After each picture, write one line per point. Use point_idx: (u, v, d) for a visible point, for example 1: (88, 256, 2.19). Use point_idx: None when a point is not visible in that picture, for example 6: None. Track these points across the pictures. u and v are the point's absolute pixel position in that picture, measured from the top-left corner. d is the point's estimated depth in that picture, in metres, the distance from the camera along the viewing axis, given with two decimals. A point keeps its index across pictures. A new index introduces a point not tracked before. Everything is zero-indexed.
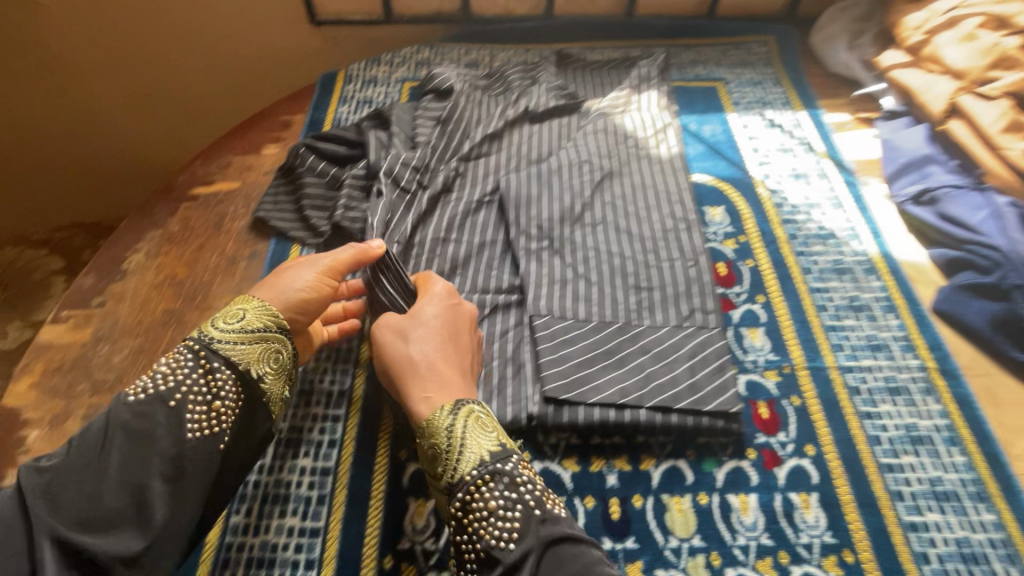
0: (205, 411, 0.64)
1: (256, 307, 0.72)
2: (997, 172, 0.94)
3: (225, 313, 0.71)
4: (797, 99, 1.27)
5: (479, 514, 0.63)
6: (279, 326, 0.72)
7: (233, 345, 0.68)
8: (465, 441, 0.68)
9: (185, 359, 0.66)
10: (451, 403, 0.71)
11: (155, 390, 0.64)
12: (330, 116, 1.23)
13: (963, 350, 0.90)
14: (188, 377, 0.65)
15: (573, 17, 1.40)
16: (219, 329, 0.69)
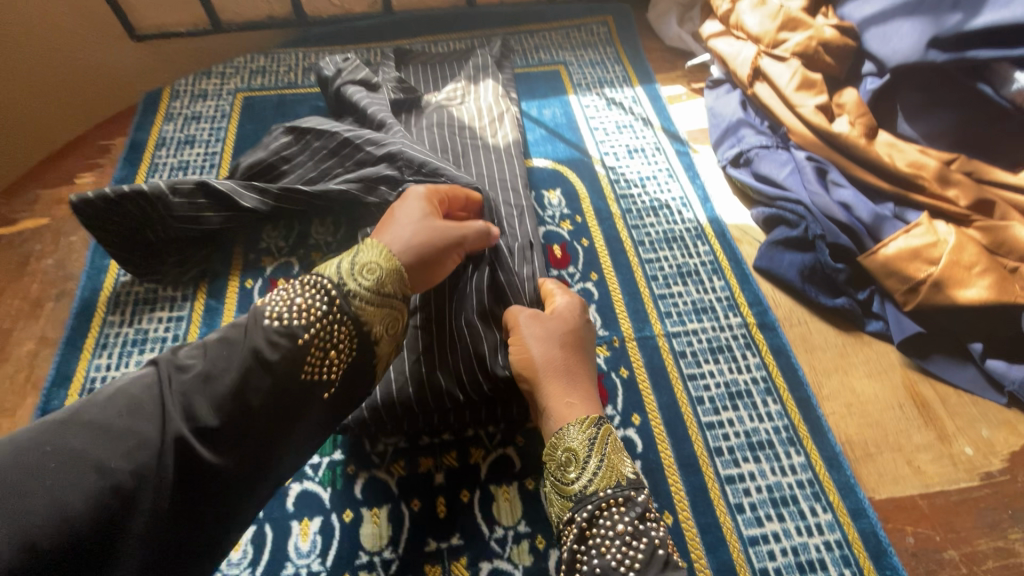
0: (321, 358, 0.55)
1: (389, 267, 0.62)
2: (797, 130, 0.98)
3: (362, 263, 0.61)
4: (635, 74, 1.30)
5: (603, 533, 0.58)
6: (401, 288, 0.63)
7: (365, 303, 0.59)
8: (605, 459, 0.62)
9: (319, 301, 0.56)
10: (593, 419, 0.66)
11: (291, 322, 0.54)
12: (154, 136, 1.16)
13: (781, 303, 0.94)
14: (322, 321, 0.55)
15: (414, 12, 1.38)
16: (355, 282, 0.59)
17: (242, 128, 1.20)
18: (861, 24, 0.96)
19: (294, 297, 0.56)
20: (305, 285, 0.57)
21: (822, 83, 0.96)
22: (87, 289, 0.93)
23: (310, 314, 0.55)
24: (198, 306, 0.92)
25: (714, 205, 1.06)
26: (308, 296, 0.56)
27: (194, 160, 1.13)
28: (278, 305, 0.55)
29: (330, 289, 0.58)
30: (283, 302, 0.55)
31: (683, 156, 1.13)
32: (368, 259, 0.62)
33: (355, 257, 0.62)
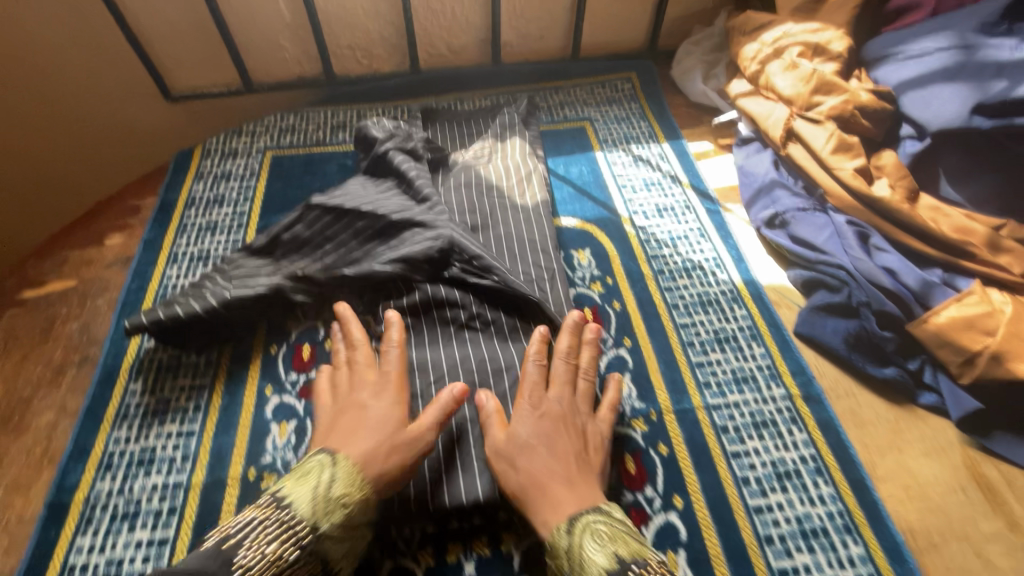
0: None
1: (361, 502, 0.66)
2: (835, 192, 0.95)
3: (331, 497, 0.65)
4: (660, 130, 1.30)
5: None
6: (367, 521, 0.67)
7: (334, 545, 0.64)
8: (580, 561, 0.62)
9: (290, 545, 0.62)
10: (566, 521, 0.65)
11: (259, 562, 0.60)
12: (184, 196, 1.18)
13: (826, 372, 0.89)
14: (286, 568, 0.61)
15: (439, 71, 1.41)
16: (328, 525, 0.64)
17: (271, 186, 1.21)
18: (898, 87, 0.94)
19: (263, 515, 0.63)
20: (278, 522, 0.63)
21: (858, 146, 0.94)
22: (110, 356, 0.91)
23: (274, 560, 0.61)
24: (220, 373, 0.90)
25: (748, 266, 1.03)
26: (266, 526, 0.62)
27: (222, 220, 1.14)
28: (243, 550, 0.60)
29: (303, 530, 0.63)
30: (248, 531, 0.62)
31: (715, 215, 1.11)
32: (334, 490, 0.66)
33: (319, 482, 0.66)
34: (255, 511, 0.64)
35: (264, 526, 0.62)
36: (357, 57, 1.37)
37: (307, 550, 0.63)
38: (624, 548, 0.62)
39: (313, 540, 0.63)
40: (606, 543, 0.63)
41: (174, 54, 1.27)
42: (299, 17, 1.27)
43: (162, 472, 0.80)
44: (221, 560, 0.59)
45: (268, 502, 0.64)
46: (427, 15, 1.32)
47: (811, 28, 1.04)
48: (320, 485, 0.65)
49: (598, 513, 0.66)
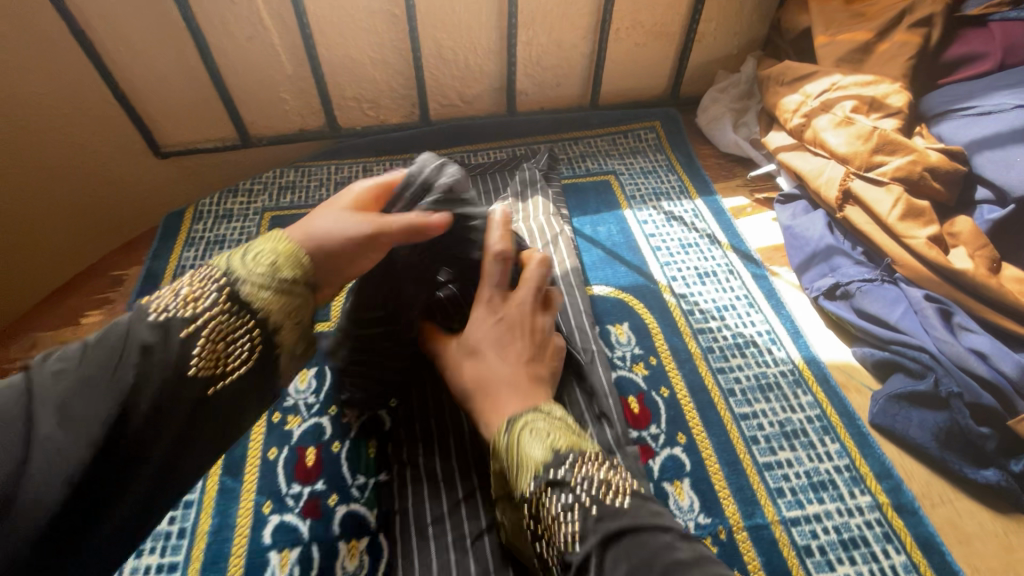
0: (212, 350, 0.50)
1: (289, 257, 0.57)
2: (905, 262, 0.85)
3: (255, 253, 0.57)
4: (691, 184, 1.20)
5: (549, 518, 0.55)
6: (298, 264, 0.57)
7: (256, 293, 0.54)
8: (515, 460, 0.59)
9: (207, 291, 0.52)
10: (507, 421, 0.62)
11: (179, 313, 0.50)
12: (172, 265, 1.06)
13: (915, 474, 0.77)
14: (209, 309, 0.51)
15: (449, 122, 1.32)
16: (244, 268, 0.55)
17: None
18: (969, 146, 0.86)
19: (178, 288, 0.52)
20: (195, 276, 0.53)
21: (930, 211, 0.85)
22: None
23: (219, 360, 0.50)
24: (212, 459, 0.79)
25: (808, 342, 0.92)
26: (198, 298, 0.52)
27: None
28: (157, 307, 0.50)
29: (219, 277, 0.54)
30: (168, 296, 0.51)
31: (763, 281, 1.00)
32: (266, 251, 0.57)
33: (249, 253, 0.57)
34: (172, 286, 0.52)
35: (202, 292, 0.52)
36: (363, 109, 1.28)
37: (255, 339, 0.53)
38: (553, 440, 0.59)
39: (263, 322, 0.54)
40: (546, 436, 0.59)
41: (165, 108, 1.17)
42: (302, 68, 1.18)
43: (156, 553, 0.71)
44: (133, 321, 0.49)
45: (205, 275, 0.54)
46: (438, 64, 1.23)
47: (862, 80, 0.96)
48: (240, 251, 0.57)
49: (537, 412, 0.63)
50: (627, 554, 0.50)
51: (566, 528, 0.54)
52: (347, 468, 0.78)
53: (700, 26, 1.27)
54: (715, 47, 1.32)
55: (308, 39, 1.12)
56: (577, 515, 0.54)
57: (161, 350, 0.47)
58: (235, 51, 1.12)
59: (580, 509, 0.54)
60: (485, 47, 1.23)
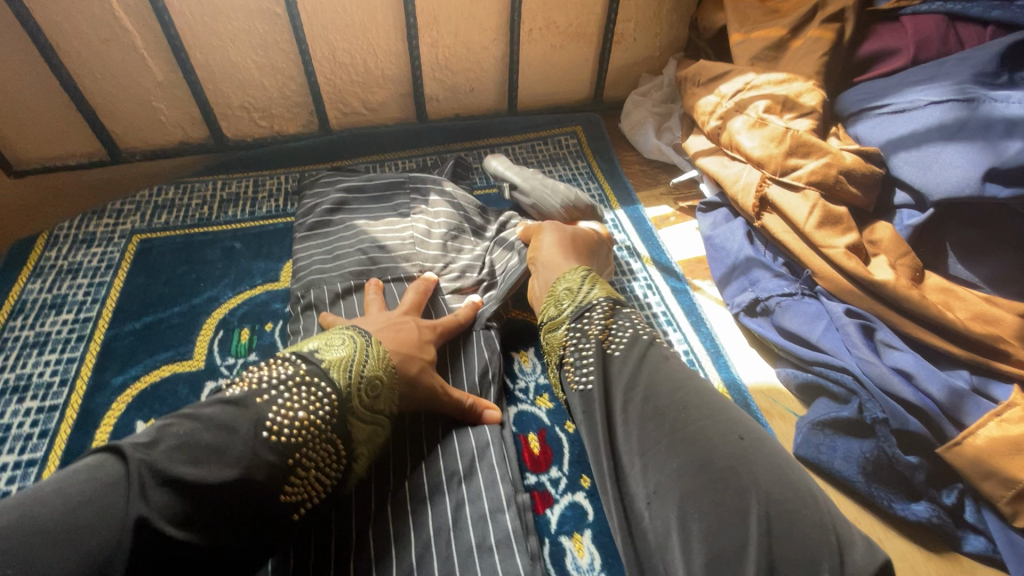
0: (306, 480, 0.52)
1: (389, 387, 0.61)
2: (826, 274, 0.78)
3: (367, 375, 0.60)
4: (613, 193, 1.12)
5: (598, 326, 0.66)
6: (388, 369, 0.62)
7: (361, 421, 0.58)
8: (592, 290, 0.72)
9: (314, 390, 0.56)
10: (580, 269, 0.77)
11: (279, 420, 0.52)
12: (11, 300, 0.91)
13: (845, 512, 0.69)
14: (304, 408, 0.54)
15: (354, 130, 1.21)
16: (357, 395, 0.58)
17: (132, 281, 0.95)
18: (886, 147, 0.79)
19: (273, 366, 0.57)
20: (297, 382, 0.56)
21: (847, 218, 0.78)
22: None
23: (312, 482, 0.52)
24: (66, 421, 0.77)
25: (729, 363, 0.83)
26: (302, 395, 0.55)
27: (57, 332, 0.87)
28: (273, 411, 0.52)
29: (329, 397, 0.56)
30: (269, 379, 0.56)
31: (683, 296, 0.92)
32: (366, 368, 0.60)
33: (349, 358, 0.60)
34: (269, 372, 0.56)
35: (308, 390, 0.56)
36: (253, 118, 1.15)
37: (325, 426, 0.55)
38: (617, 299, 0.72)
39: (348, 401, 0.57)
40: (608, 291, 0.72)
41: (13, 122, 1.02)
42: (175, 75, 1.05)
43: None
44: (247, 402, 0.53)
45: (298, 364, 0.58)
46: (334, 70, 1.12)
47: (775, 78, 0.89)
48: (354, 355, 0.60)
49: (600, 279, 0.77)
50: (654, 366, 0.59)
51: (606, 342, 0.64)
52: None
53: (617, 27, 1.20)
54: (636, 50, 1.25)
55: (175, 41, 0.98)
56: (615, 338, 0.64)
57: (284, 465, 0.51)
58: (90, 56, 0.98)
59: (607, 334, 0.65)
60: (386, 50, 1.12)
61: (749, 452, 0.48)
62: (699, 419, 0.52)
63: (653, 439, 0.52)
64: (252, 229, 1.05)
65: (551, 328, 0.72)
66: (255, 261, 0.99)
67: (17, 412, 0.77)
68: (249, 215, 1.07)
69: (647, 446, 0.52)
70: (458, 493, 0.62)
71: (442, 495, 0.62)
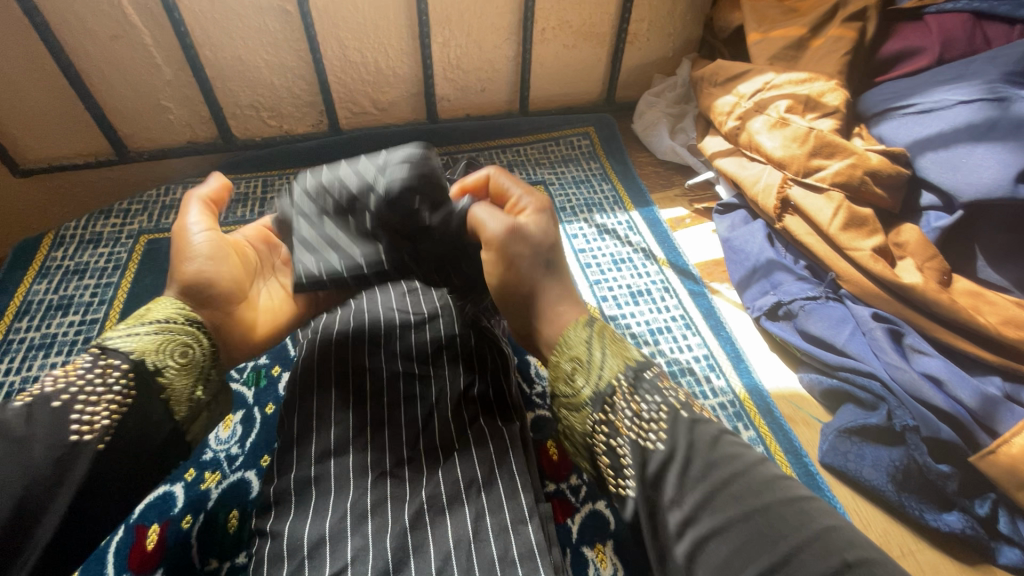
0: (88, 421, 0.51)
1: (187, 334, 0.59)
2: (851, 277, 0.76)
3: (158, 319, 0.59)
4: (627, 194, 1.10)
5: (624, 410, 0.54)
6: (188, 318, 0.60)
7: (136, 344, 0.56)
8: (607, 353, 0.58)
9: (81, 360, 0.53)
10: (584, 319, 0.62)
11: (43, 391, 0.51)
12: (16, 301, 0.89)
13: (873, 523, 0.67)
14: (82, 375, 0.52)
15: (364, 130, 1.19)
16: (112, 337, 0.56)
17: (139, 283, 0.93)
18: (912, 147, 0.77)
19: (62, 370, 0.53)
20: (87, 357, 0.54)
21: (873, 220, 0.76)
22: None
23: (103, 426, 0.51)
24: None
25: (750, 368, 0.81)
26: (105, 382, 0.53)
27: (64, 334, 0.85)
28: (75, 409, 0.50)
29: (103, 358, 0.54)
30: (57, 383, 0.51)
31: (701, 299, 0.90)
32: (170, 321, 0.59)
33: (157, 317, 0.59)
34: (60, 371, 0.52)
35: (109, 377, 0.53)
36: (262, 117, 1.14)
37: (135, 407, 0.54)
38: (637, 357, 0.59)
39: (144, 368, 0.55)
40: (622, 352, 0.59)
41: (19, 121, 1.00)
42: (184, 73, 1.03)
43: None
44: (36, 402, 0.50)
45: (93, 355, 0.54)
46: (344, 69, 1.11)
47: (796, 78, 0.88)
48: (176, 316, 0.60)
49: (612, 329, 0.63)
50: (702, 452, 0.49)
51: (641, 430, 0.52)
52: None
53: (631, 27, 1.18)
54: (649, 50, 1.24)
55: (185, 39, 0.97)
56: (651, 423, 0.52)
57: (80, 438, 0.50)
58: (98, 53, 0.97)
59: (641, 422, 0.52)
60: (397, 49, 1.11)
61: (847, 549, 0.40)
62: (774, 516, 0.43)
63: (725, 541, 0.43)
64: None
65: (570, 409, 0.58)
66: None
67: None
68: (258, 215, 1.06)
69: (718, 559, 0.43)
70: (478, 504, 0.60)
71: (461, 505, 0.59)
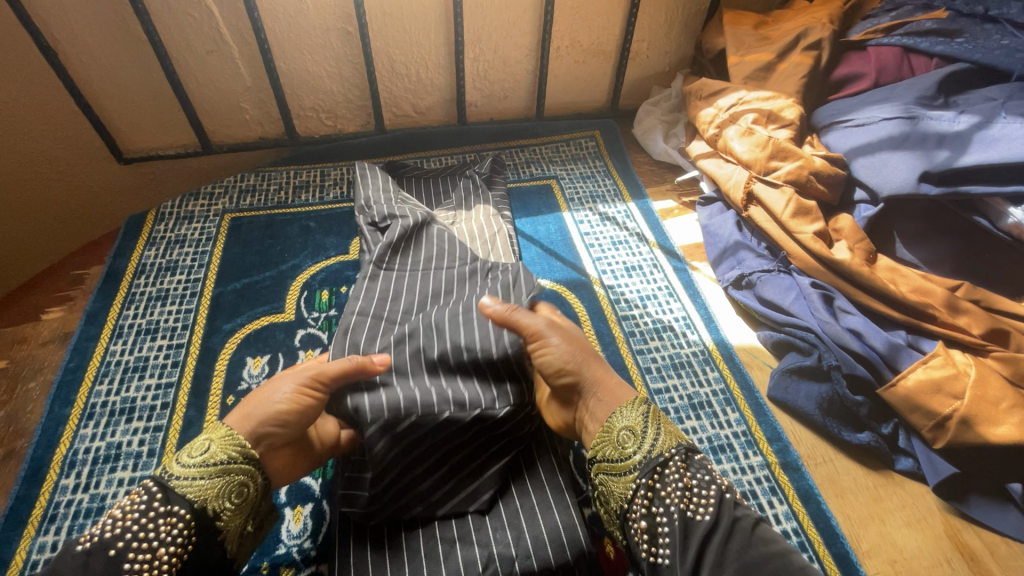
0: (146, 560, 0.56)
1: (238, 466, 0.63)
2: (799, 255, 0.97)
3: (210, 458, 0.62)
4: (625, 189, 1.31)
5: (676, 486, 0.64)
6: (246, 456, 0.64)
7: (192, 483, 0.61)
8: (660, 428, 0.69)
9: (137, 501, 0.58)
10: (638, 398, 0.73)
11: (99, 536, 0.57)
12: (133, 262, 1.12)
13: (804, 439, 0.88)
14: (134, 521, 0.57)
15: (404, 130, 1.41)
16: (181, 464, 0.62)
17: (228, 251, 1.15)
18: (848, 153, 0.98)
19: (124, 511, 0.58)
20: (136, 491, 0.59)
21: (816, 210, 0.97)
22: (40, 447, 0.84)
23: (165, 563, 0.57)
24: (191, 355, 0.97)
25: (718, 326, 1.03)
26: (162, 528, 0.58)
27: (175, 288, 1.08)
28: (132, 559, 0.56)
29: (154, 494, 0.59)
30: (115, 529, 0.57)
31: (682, 273, 1.11)
32: (213, 455, 0.62)
33: (201, 451, 0.63)
34: (118, 514, 0.57)
35: (169, 524, 0.58)
36: (321, 118, 1.36)
37: (192, 549, 0.59)
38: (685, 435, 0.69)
39: (195, 508, 0.60)
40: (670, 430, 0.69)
41: (128, 119, 1.22)
42: (261, 80, 1.25)
43: None
44: (97, 549, 0.56)
45: (152, 495, 0.59)
46: (392, 79, 1.33)
47: (762, 95, 1.08)
48: (213, 445, 0.63)
49: None
50: (739, 533, 0.60)
51: (688, 507, 0.62)
52: (307, 475, 0.82)
53: (633, 46, 1.39)
54: (648, 65, 1.45)
55: (267, 55, 1.19)
56: (698, 499, 0.62)
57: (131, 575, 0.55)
58: (195, 63, 1.19)
59: (691, 495, 0.63)
60: (435, 63, 1.32)
61: None
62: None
63: None
64: (323, 211, 1.25)
65: (612, 476, 0.68)
66: (328, 237, 1.20)
67: (152, 347, 0.98)
68: (319, 200, 1.28)
69: None
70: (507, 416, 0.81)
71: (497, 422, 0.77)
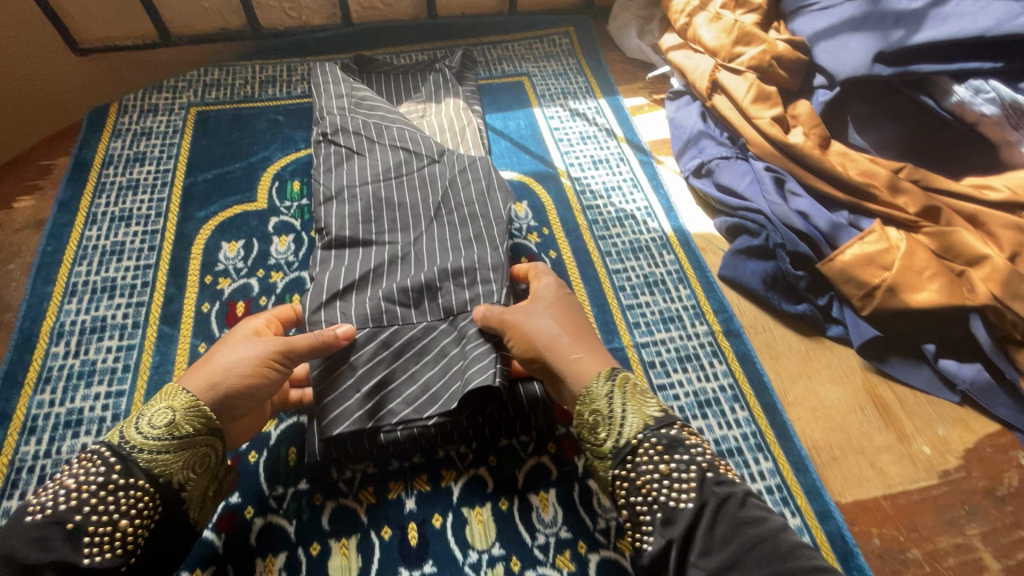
0: (108, 531, 0.57)
1: (200, 435, 0.63)
2: (756, 141, 1.00)
3: (170, 426, 0.62)
4: (597, 86, 1.31)
5: (651, 476, 0.61)
6: (210, 426, 0.64)
7: (153, 455, 0.61)
8: (628, 406, 0.66)
9: (96, 472, 0.59)
10: (606, 371, 0.69)
11: (54, 509, 0.56)
12: (101, 153, 1.11)
13: (746, 311, 0.96)
14: (93, 493, 0.57)
15: (371, 24, 1.37)
16: (140, 432, 0.62)
17: (196, 144, 1.15)
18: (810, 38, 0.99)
19: (81, 482, 0.58)
20: (89, 458, 0.60)
21: (776, 95, 0.99)
22: (27, 319, 0.88)
23: (131, 533, 0.58)
24: (167, 240, 1.00)
25: (678, 215, 1.07)
26: (126, 498, 0.58)
27: (144, 178, 1.08)
28: (93, 530, 0.56)
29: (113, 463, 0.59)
30: (73, 499, 0.57)
31: (647, 166, 1.14)
32: (174, 422, 0.62)
33: (160, 419, 0.63)
34: (74, 484, 0.57)
35: (134, 495, 0.59)
36: (284, 8, 1.31)
37: (159, 519, 0.60)
38: (656, 410, 0.66)
39: (159, 479, 0.60)
40: (643, 407, 0.66)
41: (79, 5, 1.16)
42: None
43: (104, 383, 0.84)
44: (52, 523, 0.55)
45: (111, 465, 0.59)
46: None
47: None
48: (171, 412, 0.63)
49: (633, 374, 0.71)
50: (726, 511, 0.57)
51: (668, 495, 0.59)
52: None
53: None
54: None
55: None
56: (677, 485, 0.60)
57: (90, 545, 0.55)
58: None
59: (670, 484, 0.60)
60: None
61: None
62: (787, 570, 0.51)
63: None
64: (291, 105, 1.24)
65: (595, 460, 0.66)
66: (297, 131, 1.19)
67: (127, 233, 1.00)
68: (287, 94, 1.26)
69: None
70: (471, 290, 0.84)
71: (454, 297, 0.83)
